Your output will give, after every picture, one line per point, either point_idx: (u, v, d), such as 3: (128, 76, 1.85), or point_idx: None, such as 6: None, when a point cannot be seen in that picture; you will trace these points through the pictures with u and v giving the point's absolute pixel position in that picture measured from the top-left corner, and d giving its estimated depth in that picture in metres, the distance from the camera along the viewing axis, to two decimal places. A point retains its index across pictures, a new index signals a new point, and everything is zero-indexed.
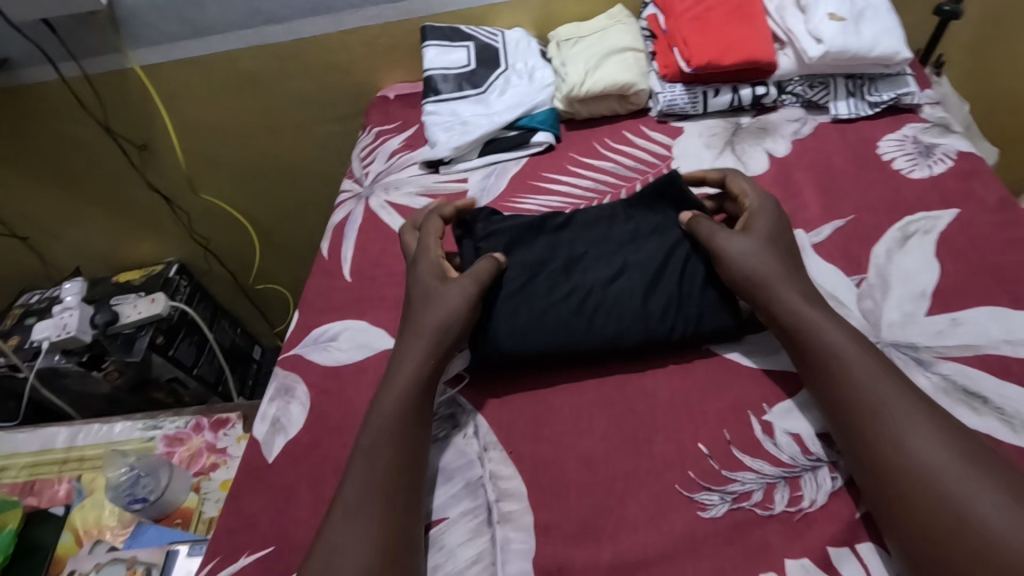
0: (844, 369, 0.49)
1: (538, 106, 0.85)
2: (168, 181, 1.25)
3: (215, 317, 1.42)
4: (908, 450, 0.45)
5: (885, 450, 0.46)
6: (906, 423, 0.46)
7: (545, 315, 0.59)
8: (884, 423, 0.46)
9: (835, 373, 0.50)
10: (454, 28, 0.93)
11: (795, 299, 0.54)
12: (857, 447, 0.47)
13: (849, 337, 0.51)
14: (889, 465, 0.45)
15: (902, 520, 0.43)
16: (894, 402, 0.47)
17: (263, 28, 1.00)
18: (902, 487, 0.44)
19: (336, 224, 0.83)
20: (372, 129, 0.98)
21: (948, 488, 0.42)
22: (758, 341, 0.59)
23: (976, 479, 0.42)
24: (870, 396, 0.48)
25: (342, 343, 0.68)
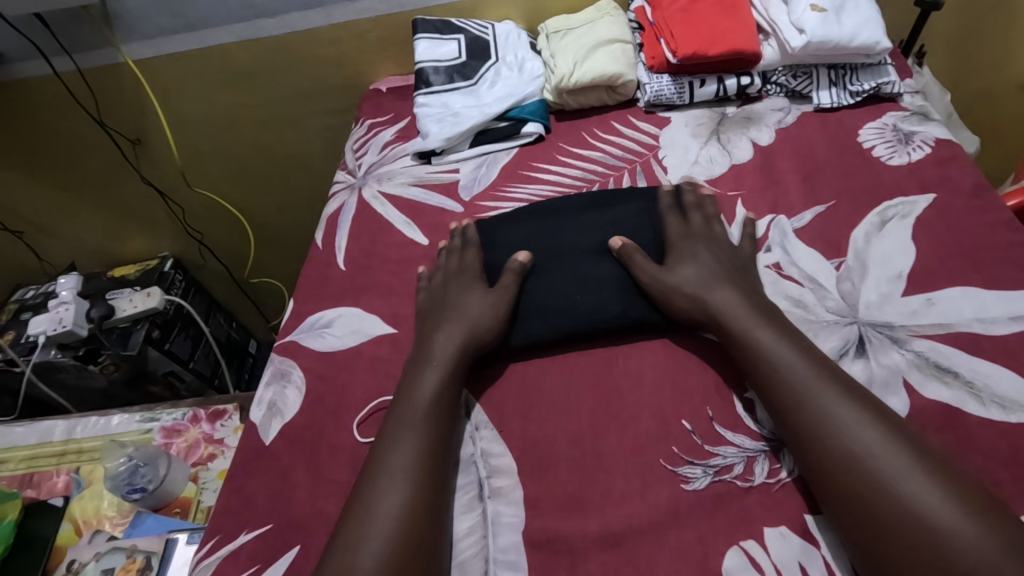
0: (789, 371, 0.52)
1: (528, 97, 0.87)
2: (162, 176, 1.26)
3: (210, 311, 1.43)
4: (841, 429, 0.48)
5: (819, 430, 0.49)
6: (835, 402, 0.49)
7: (535, 298, 0.64)
8: (830, 420, 0.49)
9: (781, 375, 0.52)
10: (445, 21, 0.94)
11: (742, 304, 0.58)
12: (792, 429, 0.50)
13: (778, 329, 0.55)
14: (824, 444, 0.48)
15: (839, 494, 0.46)
16: (824, 386, 0.51)
17: (255, 22, 1.01)
18: (836, 463, 0.47)
19: (329, 215, 0.84)
20: (364, 121, 0.99)
21: (879, 463, 0.46)
22: None
23: (901, 453, 0.46)
24: (803, 381, 0.51)
25: (336, 330, 0.69)
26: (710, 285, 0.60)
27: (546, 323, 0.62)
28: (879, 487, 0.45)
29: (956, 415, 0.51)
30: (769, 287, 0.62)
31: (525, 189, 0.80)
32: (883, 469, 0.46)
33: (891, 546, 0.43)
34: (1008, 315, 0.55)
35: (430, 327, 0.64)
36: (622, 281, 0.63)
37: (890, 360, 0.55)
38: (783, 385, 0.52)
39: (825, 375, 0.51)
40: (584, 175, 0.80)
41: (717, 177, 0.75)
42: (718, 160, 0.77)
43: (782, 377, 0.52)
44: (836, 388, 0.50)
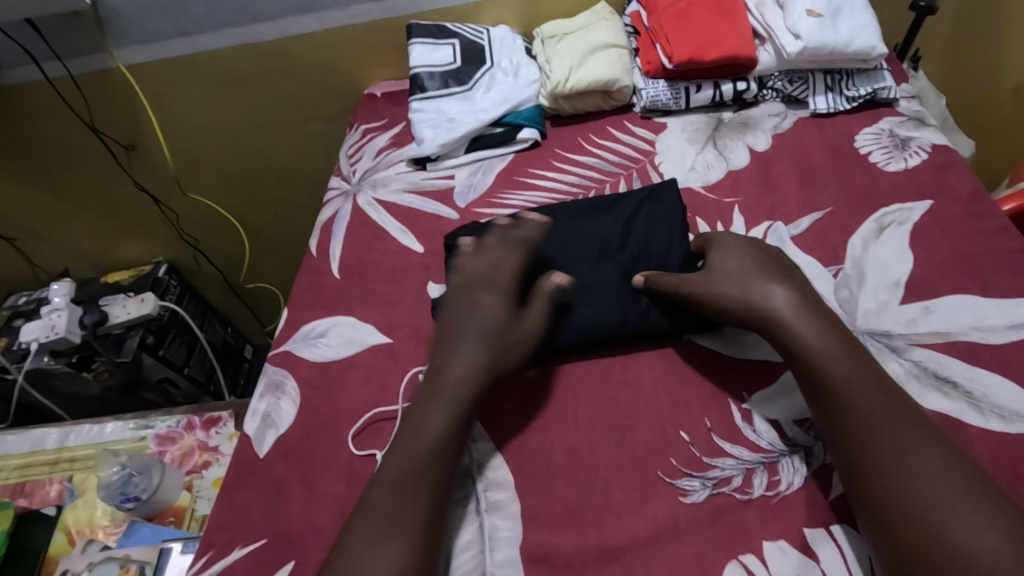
0: (829, 369, 0.50)
1: (523, 103, 0.86)
2: (156, 180, 1.25)
3: (205, 316, 1.42)
4: (880, 428, 0.47)
5: (859, 429, 0.48)
6: (874, 401, 0.48)
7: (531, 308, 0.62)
8: (867, 420, 0.48)
9: (820, 373, 0.50)
10: (440, 25, 0.94)
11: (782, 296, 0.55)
12: (832, 426, 0.49)
13: (822, 322, 0.53)
14: (864, 442, 0.47)
15: (873, 496, 0.45)
16: (865, 383, 0.49)
17: (249, 27, 1.00)
18: (873, 463, 0.46)
19: (324, 222, 0.84)
20: (359, 127, 0.98)
21: (918, 464, 0.45)
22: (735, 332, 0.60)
23: (942, 456, 0.45)
24: (840, 378, 0.50)
25: (331, 339, 0.68)
26: (744, 281, 0.57)
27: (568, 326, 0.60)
28: (914, 490, 0.44)
29: (954, 426, 0.50)
30: None
31: (521, 196, 0.79)
32: (920, 471, 0.44)
33: (921, 551, 0.42)
34: (1006, 324, 0.55)
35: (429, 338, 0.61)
36: (625, 283, 0.63)
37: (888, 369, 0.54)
38: (821, 382, 0.50)
39: (871, 375, 0.50)
40: (580, 181, 0.79)
41: (714, 183, 0.74)
42: (715, 166, 0.76)
43: (818, 373, 0.51)
44: (875, 387, 0.49)
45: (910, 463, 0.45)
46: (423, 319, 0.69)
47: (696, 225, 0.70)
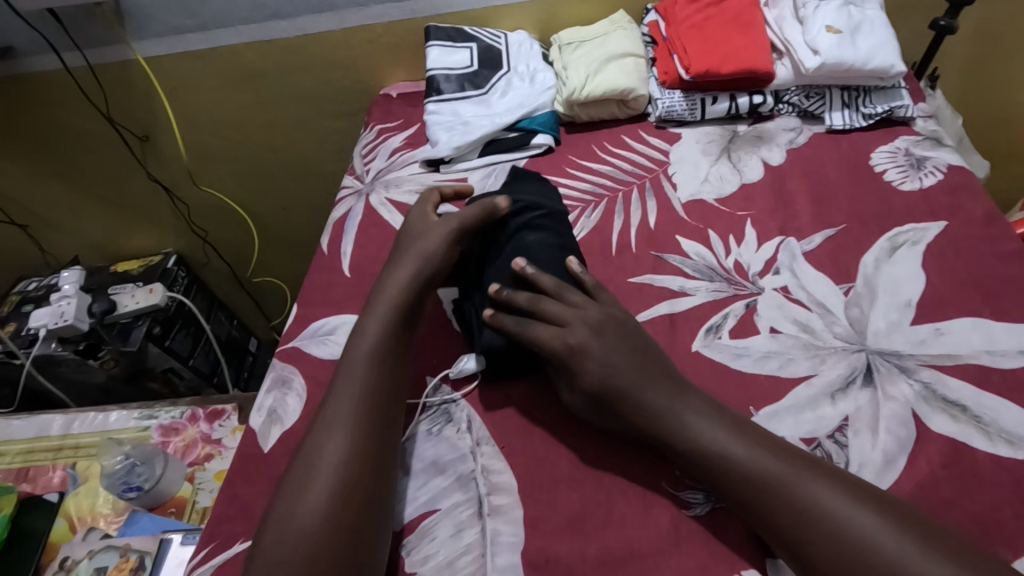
0: (717, 456, 0.48)
1: (538, 109, 0.87)
2: (169, 173, 1.26)
3: (211, 308, 1.43)
4: (761, 479, 0.46)
5: (747, 487, 0.47)
6: (746, 453, 0.48)
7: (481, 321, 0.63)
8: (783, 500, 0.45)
9: (713, 464, 0.48)
10: (458, 28, 0.94)
11: (651, 373, 0.53)
12: (742, 503, 0.47)
13: (675, 392, 0.52)
14: (760, 496, 0.46)
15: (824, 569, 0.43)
16: (724, 438, 0.49)
17: (268, 23, 1.01)
18: (777, 516, 0.45)
19: (336, 220, 0.84)
20: (374, 126, 0.99)
21: (813, 507, 0.44)
22: (729, 349, 0.59)
23: (832, 486, 0.45)
24: (705, 436, 0.49)
25: (340, 337, 0.69)
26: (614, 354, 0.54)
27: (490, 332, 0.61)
28: (848, 545, 0.42)
29: (962, 449, 0.50)
30: (777, 311, 0.62)
31: None
32: (823, 510, 0.44)
33: None
34: (1018, 348, 0.55)
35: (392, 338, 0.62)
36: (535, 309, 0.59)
37: (897, 390, 0.54)
38: (687, 448, 0.49)
39: (757, 448, 0.48)
40: (592, 189, 0.78)
41: (727, 196, 0.74)
42: (729, 179, 0.76)
43: (682, 432, 0.50)
44: (735, 438, 0.49)
45: (814, 505, 0.44)
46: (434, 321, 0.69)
47: (709, 237, 0.70)
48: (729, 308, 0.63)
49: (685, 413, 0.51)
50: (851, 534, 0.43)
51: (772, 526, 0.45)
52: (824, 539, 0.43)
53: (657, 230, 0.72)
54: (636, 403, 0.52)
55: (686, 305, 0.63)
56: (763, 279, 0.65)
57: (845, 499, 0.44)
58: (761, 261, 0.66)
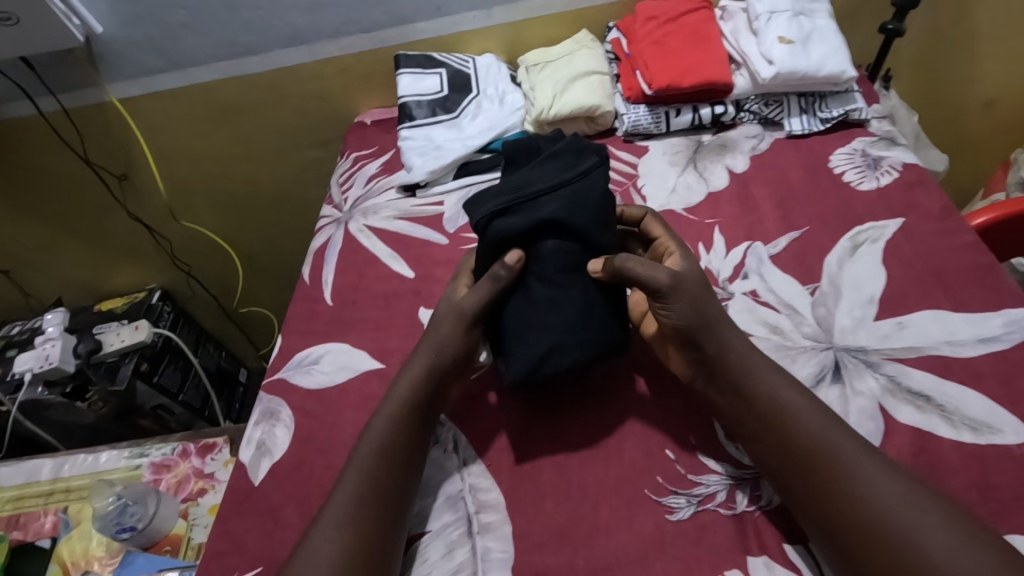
0: (788, 418, 0.51)
1: (509, 129, 0.89)
2: (149, 210, 1.27)
3: (200, 341, 1.44)
4: (827, 454, 0.49)
5: (808, 452, 0.49)
6: (806, 414, 0.51)
7: (531, 330, 0.58)
8: (841, 466, 0.48)
9: (782, 425, 0.51)
10: (427, 55, 0.97)
11: (741, 344, 0.56)
12: (794, 463, 0.49)
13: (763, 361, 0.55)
14: (813, 456, 0.49)
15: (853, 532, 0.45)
16: (792, 398, 0.52)
17: (240, 59, 1.02)
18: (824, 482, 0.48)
19: (317, 249, 0.87)
20: (350, 154, 1.01)
21: (843, 468, 0.48)
22: None
23: (885, 472, 0.47)
24: (786, 404, 0.52)
25: (325, 366, 0.70)
26: (695, 298, 0.57)
27: (524, 344, 0.58)
28: (876, 513, 0.45)
29: (928, 438, 0.52)
30: (747, 314, 0.64)
31: None
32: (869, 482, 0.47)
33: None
34: (975, 337, 0.57)
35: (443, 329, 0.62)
36: (581, 320, 0.58)
37: (864, 385, 0.56)
38: (762, 403, 0.52)
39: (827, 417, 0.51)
40: None
41: (695, 205, 0.76)
42: (696, 188, 0.79)
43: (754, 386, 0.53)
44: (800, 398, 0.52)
45: (853, 471, 0.47)
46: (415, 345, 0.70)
47: None
48: None
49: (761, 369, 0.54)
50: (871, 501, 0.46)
51: (803, 478, 0.49)
52: (868, 515, 0.45)
53: None
54: (737, 366, 0.54)
55: None
56: (732, 284, 0.67)
57: (892, 476, 0.47)
58: (730, 266, 0.69)
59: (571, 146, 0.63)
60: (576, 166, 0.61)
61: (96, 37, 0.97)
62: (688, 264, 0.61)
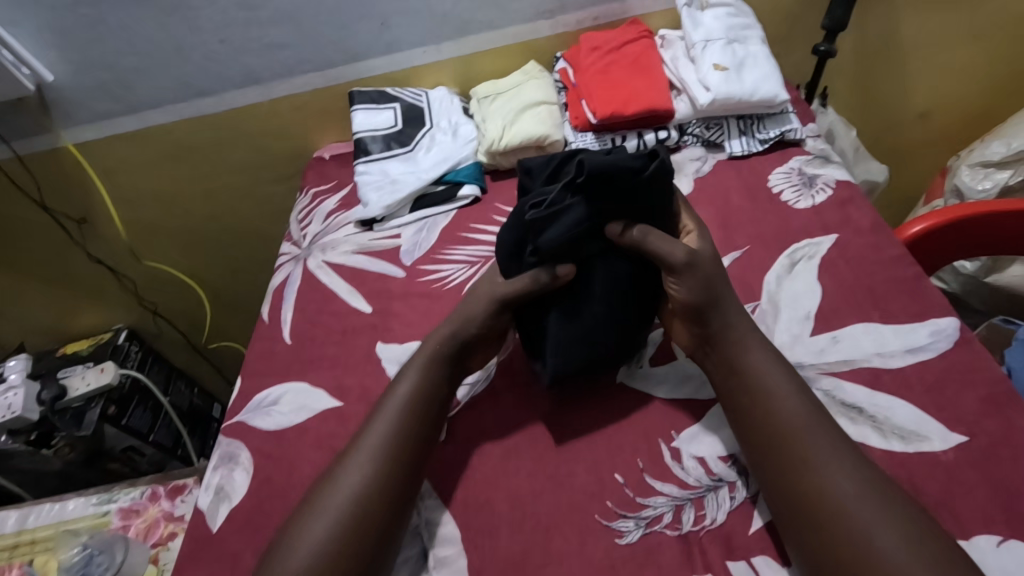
0: (781, 406, 0.53)
1: (462, 161, 0.91)
2: (111, 251, 1.26)
3: (170, 380, 1.43)
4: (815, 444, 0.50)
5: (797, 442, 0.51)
6: (785, 398, 0.53)
7: (575, 330, 0.61)
8: (818, 456, 0.50)
9: (773, 410, 0.53)
10: (380, 90, 0.99)
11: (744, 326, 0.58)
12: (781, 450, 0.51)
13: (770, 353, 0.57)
14: (797, 445, 0.51)
15: (807, 515, 0.48)
16: (790, 385, 0.54)
17: (195, 100, 1.03)
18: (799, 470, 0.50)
19: (276, 287, 0.87)
20: (309, 190, 1.02)
21: (811, 451, 0.50)
22: (661, 375, 0.63)
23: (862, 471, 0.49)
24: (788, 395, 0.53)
25: (283, 406, 0.70)
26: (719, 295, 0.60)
27: (568, 349, 0.60)
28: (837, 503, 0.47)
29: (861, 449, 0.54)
30: None
31: (462, 250, 0.83)
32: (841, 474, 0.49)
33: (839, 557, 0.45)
34: (904, 348, 0.60)
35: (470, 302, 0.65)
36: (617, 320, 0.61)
37: None
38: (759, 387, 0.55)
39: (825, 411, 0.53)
40: None
41: None
42: None
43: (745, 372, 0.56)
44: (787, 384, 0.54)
45: (829, 461, 0.49)
46: (373, 380, 0.71)
47: None
48: (648, 337, 0.67)
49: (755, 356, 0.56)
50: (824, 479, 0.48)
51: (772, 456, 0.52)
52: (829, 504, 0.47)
53: None
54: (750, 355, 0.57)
55: None
56: None
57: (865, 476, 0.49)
58: None
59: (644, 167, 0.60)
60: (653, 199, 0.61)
61: (47, 86, 0.97)
62: (706, 246, 0.63)
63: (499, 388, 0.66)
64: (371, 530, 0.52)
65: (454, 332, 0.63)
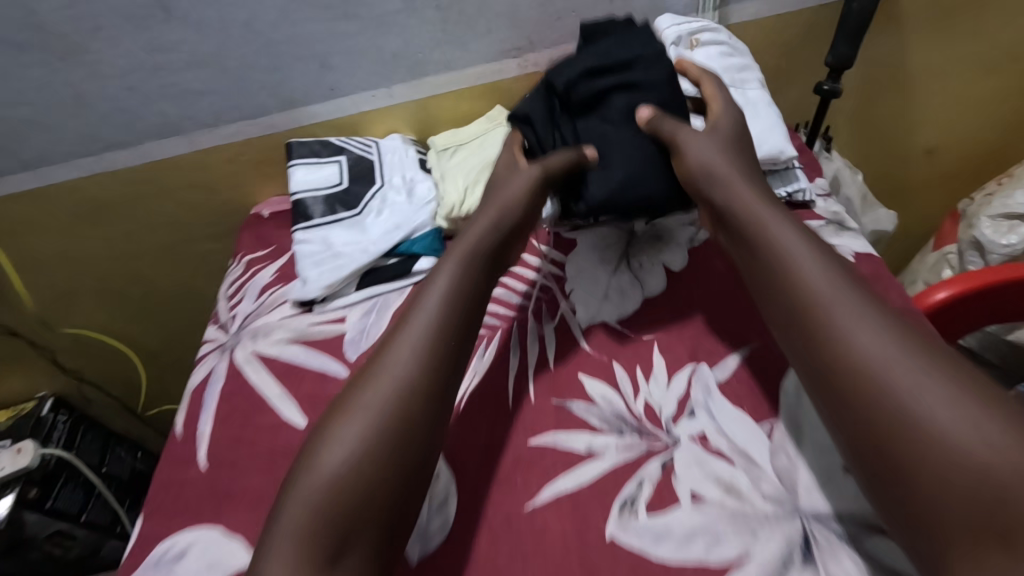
0: (799, 280, 0.52)
1: (418, 228, 0.78)
2: (24, 318, 1.09)
3: (107, 446, 1.26)
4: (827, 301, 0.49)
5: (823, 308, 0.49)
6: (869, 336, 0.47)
7: (610, 165, 0.65)
8: (838, 319, 0.48)
9: (792, 287, 0.52)
10: (323, 141, 0.85)
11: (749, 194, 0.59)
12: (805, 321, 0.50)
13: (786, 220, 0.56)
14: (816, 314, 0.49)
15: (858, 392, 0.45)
16: (805, 252, 0.53)
17: (105, 154, 0.88)
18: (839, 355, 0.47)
19: (195, 386, 0.73)
20: (241, 258, 0.87)
21: (846, 325, 0.48)
22: (663, 527, 0.50)
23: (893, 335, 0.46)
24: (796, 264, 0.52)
25: (190, 564, 0.56)
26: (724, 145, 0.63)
27: (603, 180, 0.64)
28: (877, 373, 0.45)
29: None
30: (696, 469, 0.53)
31: None
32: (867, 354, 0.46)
33: (900, 455, 0.42)
34: None
35: (488, 198, 0.67)
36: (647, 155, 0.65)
37: (840, 568, 0.47)
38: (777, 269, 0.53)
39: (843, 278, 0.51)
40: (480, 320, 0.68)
41: (630, 316, 0.66)
42: (630, 294, 0.68)
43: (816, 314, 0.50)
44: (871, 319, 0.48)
45: (856, 335, 0.47)
46: None
47: (614, 371, 0.61)
48: (643, 471, 0.54)
49: (822, 283, 0.50)
50: (928, 423, 0.41)
51: (852, 406, 0.45)
52: (878, 386, 0.44)
53: (557, 371, 0.62)
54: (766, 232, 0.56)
55: (591, 476, 0.54)
56: (678, 425, 0.56)
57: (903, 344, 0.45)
58: (674, 400, 0.58)
59: (629, 26, 0.71)
60: (651, 43, 0.68)
61: None
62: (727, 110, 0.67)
63: (461, 542, 0.52)
64: (398, 429, 0.49)
65: (475, 236, 0.62)
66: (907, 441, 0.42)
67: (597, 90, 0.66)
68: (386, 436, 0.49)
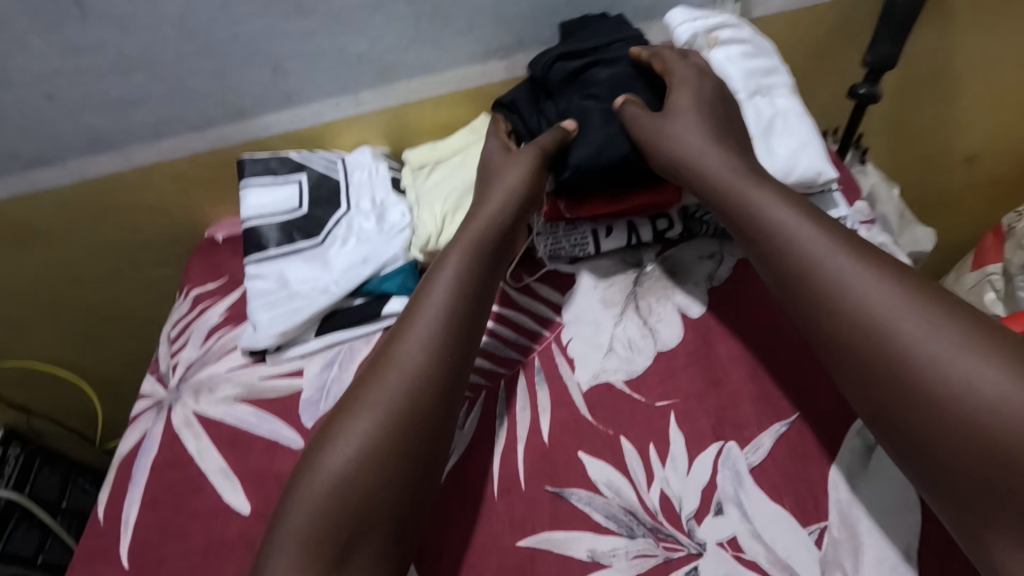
0: (817, 271, 0.46)
1: (389, 263, 0.67)
2: None
3: (68, 477, 1.05)
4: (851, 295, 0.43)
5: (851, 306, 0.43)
6: (876, 292, 0.43)
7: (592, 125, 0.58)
8: (873, 320, 0.42)
9: (812, 284, 0.46)
10: (280, 157, 0.73)
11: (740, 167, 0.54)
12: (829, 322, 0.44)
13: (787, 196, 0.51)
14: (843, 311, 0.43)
15: (903, 401, 0.40)
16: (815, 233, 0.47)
17: (29, 173, 0.76)
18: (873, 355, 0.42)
19: (125, 455, 0.61)
20: (188, 293, 0.76)
21: (884, 322, 0.42)
22: None
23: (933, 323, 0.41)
24: (808, 249, 0.47)
25: None
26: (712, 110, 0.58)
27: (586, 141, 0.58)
28: (923, 375, 0.39)
29: None
30: None
31: None
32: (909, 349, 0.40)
33: (961, 467, 0.37)
34: None
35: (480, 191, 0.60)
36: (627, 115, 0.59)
37: None
38: (790, 259, 0.47)
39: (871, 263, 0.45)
40: None
41: (641, 375, 0.54)
42: (640, 347, 0.56)
43: (814, 274, 0.45)
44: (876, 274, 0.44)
45: (891, 333, 0.41)
46: None
47: (623, 450, 0.50)
48: None
49: (842, 274, 0.44)
50: (985, 422, 0.37)
51: (895, 414, 0.40)
52: (925, 389, 0.39)
53: (553, 448, 0.51)
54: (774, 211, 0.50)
55: None
56: (702, 527, 0.45)
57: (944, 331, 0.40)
58: (696, 491, 0.47)
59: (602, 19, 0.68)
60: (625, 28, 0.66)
61: None
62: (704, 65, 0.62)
63: None
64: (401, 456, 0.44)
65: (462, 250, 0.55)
66: (970, 448, 0.37)
67: (575, 68, 0.62)
68: (391, 462, 0.44)
